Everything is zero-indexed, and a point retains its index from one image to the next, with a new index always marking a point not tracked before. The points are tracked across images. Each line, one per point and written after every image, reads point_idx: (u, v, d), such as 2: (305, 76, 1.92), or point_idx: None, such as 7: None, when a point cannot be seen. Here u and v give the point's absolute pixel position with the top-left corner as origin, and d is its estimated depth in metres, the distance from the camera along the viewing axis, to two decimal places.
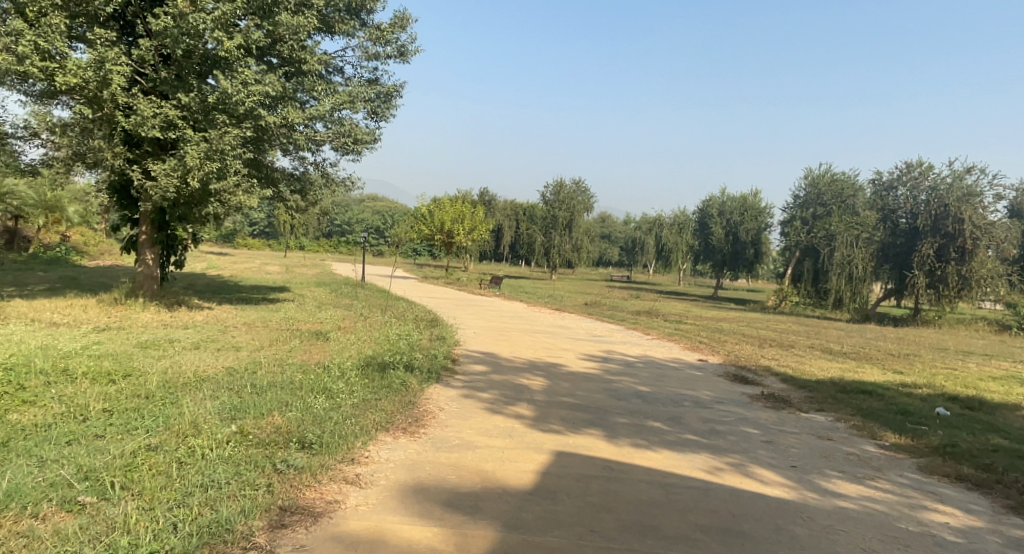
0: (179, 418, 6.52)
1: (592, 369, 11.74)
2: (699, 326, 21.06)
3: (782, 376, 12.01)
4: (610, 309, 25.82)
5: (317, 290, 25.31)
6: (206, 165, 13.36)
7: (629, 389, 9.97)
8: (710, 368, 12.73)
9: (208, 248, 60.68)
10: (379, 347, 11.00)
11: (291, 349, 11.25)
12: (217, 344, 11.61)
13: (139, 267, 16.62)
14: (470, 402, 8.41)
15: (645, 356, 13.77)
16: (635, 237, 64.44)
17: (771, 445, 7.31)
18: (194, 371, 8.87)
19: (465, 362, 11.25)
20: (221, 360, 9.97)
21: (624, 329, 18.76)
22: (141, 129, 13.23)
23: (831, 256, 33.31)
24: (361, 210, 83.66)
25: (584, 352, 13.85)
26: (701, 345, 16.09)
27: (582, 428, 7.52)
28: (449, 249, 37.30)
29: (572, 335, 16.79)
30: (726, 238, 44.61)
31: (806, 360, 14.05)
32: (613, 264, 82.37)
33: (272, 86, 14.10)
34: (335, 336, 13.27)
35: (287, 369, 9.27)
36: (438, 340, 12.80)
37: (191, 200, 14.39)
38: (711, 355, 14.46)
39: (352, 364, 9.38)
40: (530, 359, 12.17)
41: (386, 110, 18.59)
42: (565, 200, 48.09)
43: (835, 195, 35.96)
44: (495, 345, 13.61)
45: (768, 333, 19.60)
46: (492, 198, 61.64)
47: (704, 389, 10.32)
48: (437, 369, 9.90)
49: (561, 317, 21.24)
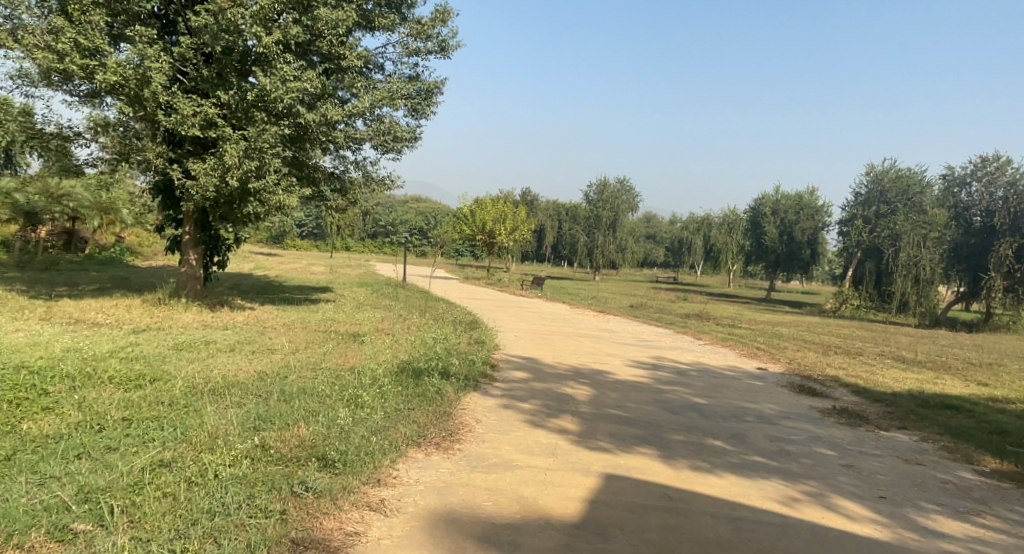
0: (199, 429, 6.03)
1: (642, 377, 11.00)
2: (754, 330, 20.06)
3: (850, 387, 11.09)
4: (658, 312, 24.89)
5: (359, 291, 25.03)
6: (245, 164, 13.05)
7: (683, 400, 9.21)
8: (770, 377, 11.84)
9: (256, 249, 61.50)
10: (415, 351, 10.44)
11: (328, 353, 10.79)
12: (252, 346, 11.24)
13: (183, 266, 16.46)
14: (511, 414, 7.78)
15: (698, 364, 12.94)
16: (682, 237, 62.94)
17: (850, 470, 6.53)
18: (222, 376, 8.43)
19: (506, 368, 10.62)
20: (253, 363, 9.55)
21: (674, 333, 17.89)
22: (181, 128, 13.00)
23: (897, 255, 31.92)
24: (406, 211, 84.01)
25: (632, 357, 13.08)
26: (758, 351, 15.16)
27: (634, 446, 6.84)
28: (491, 249, 36.79)
29: (618, 339, 16.01)
30: (780, 237, 42.94)
31: (878, 370, 13.07)
32: (660, 265, 80.85)
33: (311, 83, 13.73)
34: (374, 339, 12.82)
35: (319, 375, 8.78)
36: (478, 344, 12.20)
37: (231, 200, 14.13)
38: (771, 363, 13.57)
39: (386, 370, 8.84)
40: (575, 366, 11.47)
41: (427, 107, 18.15)
42: (612, 199, 47.14)
43: (899, 192, 34.37)
44: (538, 350, 12.93)
45: (828, 338, 18.50)
46: (535, 198, 61.03)
47: (767, 402, 9.49)
48: (475, 376, 9.29)
49: (607, 320, 20.45)
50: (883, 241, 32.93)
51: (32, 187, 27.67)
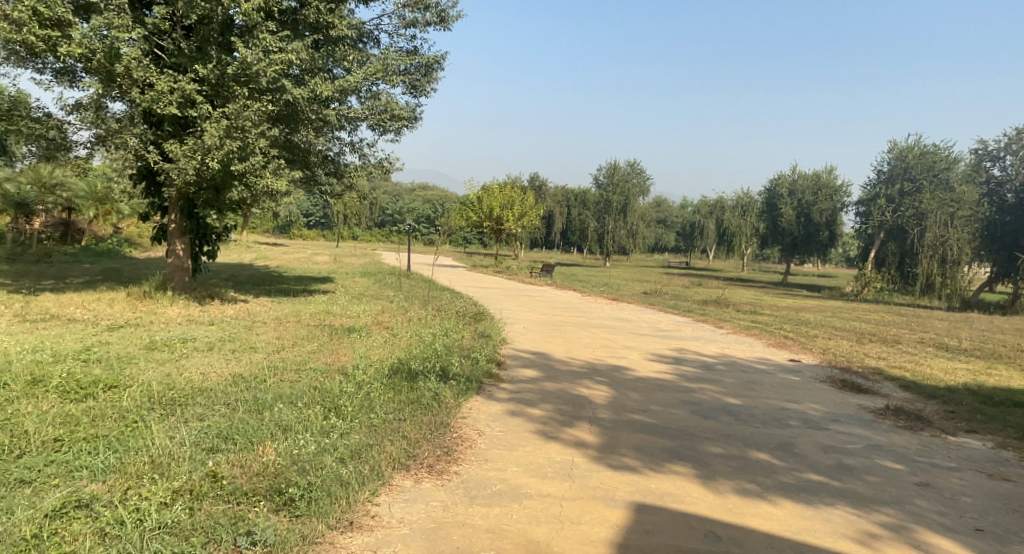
0: (141, 451, 4.99)
1: (665, 373, 9.90)
2: (777, 316, 18.89)
3: (898, 382, 9.94)
4: (674, 299, 23.66)
5: (361, 281, 23.97)
6: (226, 144, 11.97)
7: (715, 402, 8.10)
8: (807, 371, 10.69)
9: (261, 239, 60.59)
10: (413, 349, 9.36)
11: (318, 350, 9.73)
12: (236, 343, 10.17)
13: (169, 257, 15.40)
14: (520, 424, 6.69)
15: (724, 356, 11.81)
16: (694, 221, 61.46)
17: (928, 491, 5.42)
18: (190, 381, 7.38)
19: (513, 366, 9.52)
20: (231, 365, 8.50)
21: (693, 322, 16.73)
22: (157, 106, 11.98)
23: (923, 236, 30.70)
24: (413, 200, 82.85)
25: (652, 350, 11.96)
26: (787, 340, 13.99)
27: (665, 461, 5.77)
28: (499, 236, 35.72)
29: (635, 329, 14.87)
30: (798, 220, 41.51)
31: (922, 360, 11.98)
32: (670, 250, 79.39)
33: (297, 55, 12.69)
34: (372, 333, 11.71)
35: (303, 379, 7.72)
36: (483, 339, 11.11)
37: (215, 185, 13.07)
38: (803, 354, 12.47)
39: (377, 372, 7.77)
40: (590, 362, 10.36)
41: (426, 84, 17.11)
42: (623, 182, 45.86)
43: (925, 169, 32.90)
44: (549, 343, 11.83)
45: (859, 325, 17.28)
46: (544, 183, 59.84)
47: (810, 403, 8.36)
48: (479, 377, 8.21)
49: (621, 308, 19.30)
50: (908, 221, 31.66)
51: (24, 177, 26.67)
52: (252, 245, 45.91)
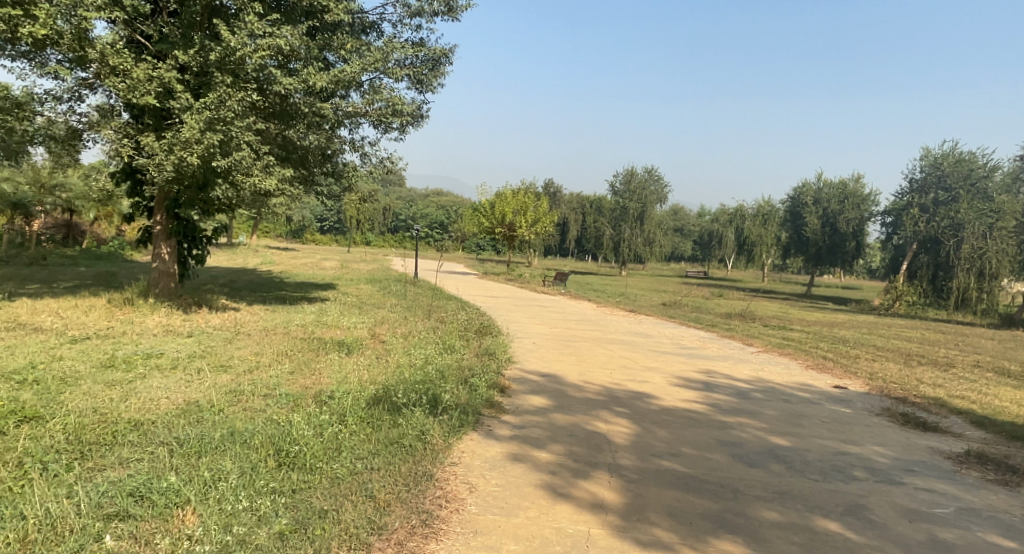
0: (20, 527, 3.85)
1: (694, 402, 8.60)
2: (810, 333, 17.51)
3: (967, 416, 8.60)
4: (694, 311, 22.21)
5: (365, 288, 22.80)
6: (207, 137, 10.70)
7: (759, 445, 6.79)
8: (857, 402, 9.33)
9: (272, 243, 59.80)
10: (402, 373, 8.09)
11: (298, 371, 8.46)
12: (207, 360, 8.90)
13: (154, 261, 14.17)
14: (523, 473, 5.41)
15: (759, 381, 10.45)
16: (713, 230, 59.86)
17: None
18: (130, 413, 6.10)
19: (519, 393, 8.23)
20: (189, 389, 7.24)
21: (719, 339, 15.35)
22: (132, 95, 10.83)
23: (959, 247, 29.66)
24: (426, 205, 81.77)
25: (676, 373, 10.62)
26: (826, 363, 12.61)
27: (711, 538, 4.50)
28: (511, 243, 34.37)
29: (655, 346, 13.51)
30: (823, 229, 40.08)
31: (985, 388, 10.61)
32: (687, 259, 77.66)
33: (288, 41, 11.49)
34: (365, 351, 10.41)
35: (268, 411, 6.44)
36: (487, 360, 9.82)
37: (197, 183, 11.84)
38: (848, 379, 11.13)
39: (355, 402, 6.51)
40: (607, 388, 9.05)
41: (433, 79, 15.93)
42: (641, 188, 44.57)
43: (962, 177, 31.11)
44: (561, 363, 10.53)
45: (901, 344, 15.83)
46: (559, 190, 58.61)
47: (872, 446, 7.04)
48: (476, 408, 6.94)
49: (639, 321, 17.94)
50: (942, 231, 30.44)
51: (21, 176, 25.72)
52: (260, 249, 45.03)
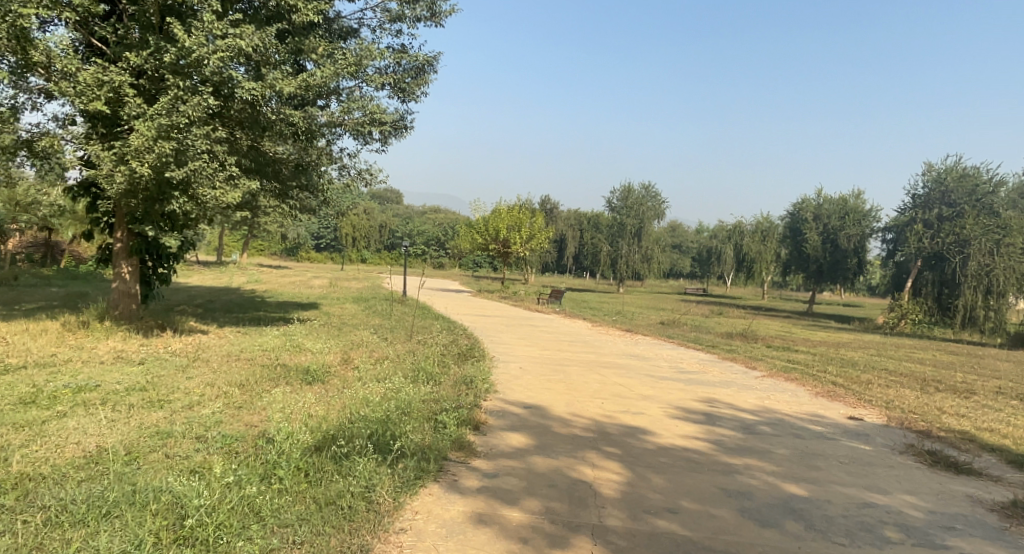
0: None
1: (695, 439, 7.62)
2: (816, 355, 16.56)
3: (1002, 454, 7.65)
4: (694, 331, 21.20)
5: (350, 308, 21.78)
6: (158, 146, 9.69)
7: (771, 496, 5.80)
8: (877, 438, 8.34)
9: (265, 261, 58.79)
10: (361, 409, 7.11)
11: (246, 408, 7.44)
12: (145, 393, 7.89)
13: (115, 281, 13.17)
14: (486, 541, 4.50)
15: (766, 412, 9.45)
16: (712, 247, 58.94)
17: None
18: (23, 466, 5.14)
19: (495, 430, 7.21)
20: (109, 431, 6.24)
21: (720, 362, 14.35)
22: (79, 102, 9.86)
23: (965, 264, 28.79)
24: (423, 222, 80.94)
25: (674, 402, 9.65)
26: (837, 391, 11.63)
27: None
28: (505, 260, 33.44)
29: (652, 371, 12.54)
30: (824, 245, 39.20)
31: (1014, 420, 9.65)
32: (686, 276, 76.69)
33: (251, 41, 10.52)
34: (331, 382, 9.39)
35: (191, 463, 5.45)
36: (464, 391, 8.81)
37: (153, 197, 10.79)
38: (862, 410, 10.17)
39: (295, 449, 5.55)
40: (597, 422, 8.04)
41: (416, 87, 15.01)
42: (638, 205, 43.81)
43: (967, 193, 30.25)
44: (547, 392, 9.52)
45: (914, 367, 14.88)
46: (555, 206, 57.74)
47: (902, 495, 6.07)
48: (441, 452, 5.99)
49: (636, 342, 16.98)
50: (948, 248, 29.61)
51: None
52: (249, 268, 43.99)
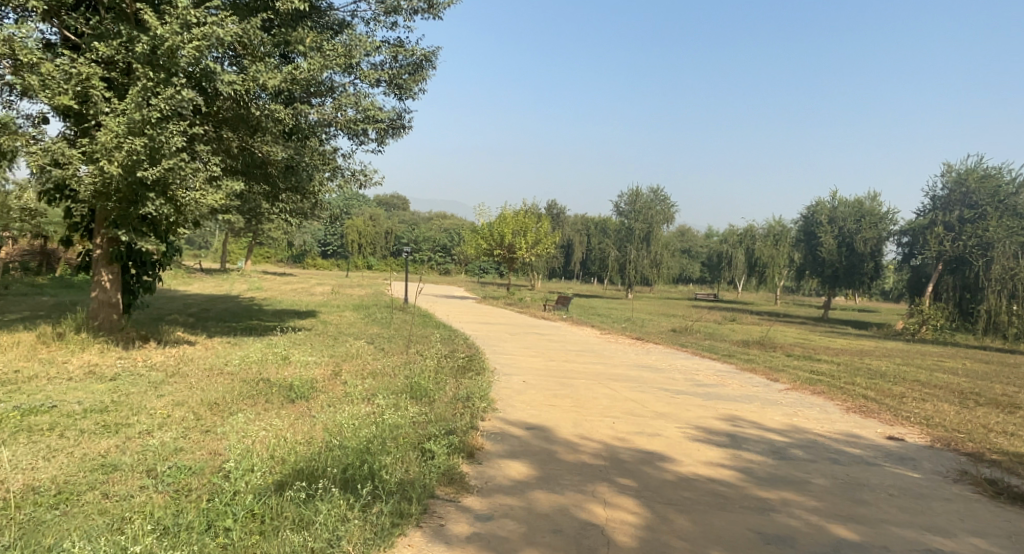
0: None
1: (721, 466, 6.75)
2: (839, 365, 15.66)
3: None
4: (708, 339, 20.30)
5: (349, 316, 20.92)
6: (129, 143, 8.87)
7: (816, 543, 4.97)
8: (923, 463, 7.45)
9: (269, 269, 58.06)
10: (340, 434, 6.25)
11: (211, 432, 6.60)
12: (102, 415, 7.07)
13: (94, 290, 12.33)
14: None
15: (795, 432, 8.57)
16: (721, 251, 57.98)
17: None
18: None
19: (493, 458, 6.36)
20: (44, 464, 5.43)
21: (738, 373, 13.44)
22: (45, 96, 9.04)
23: (989, 268, 27.70)
24: (430, 228, 80.21)
25: (693, 420, 8.78)
26: (868, 406, 10.71)
27: None
28: (512, 266, 32.58)
29: (667, 384, 11.66)
30: (839, 249, 38.17)
31: None
32: (696, 281, 75.58)
33: (231, 30, 9.68)
34: (315, 399, 8.55)
35: (129, 507, 4.65)
36: (459, 410, 7.94)
37: (128, 200, 9.93)
38: (900, 428, 9.28)
39: (252, 489, 4.78)
40: (609, 446, 7.19)
41: (413, 84, 14.14)
42: (647, 209, 42.95)
43: (990, 194, 29.24)
44: (552, 410, 8.65)
45: (946, 378, 13.96)
46: (563, 211, 56.85)
47: (968, 539, 5.23)
48: (427, 488, 5.15)
49: (648, 351, 16.09)
50: (970, 251, 28.60)
51: None
52: (251, 275, 43.21)
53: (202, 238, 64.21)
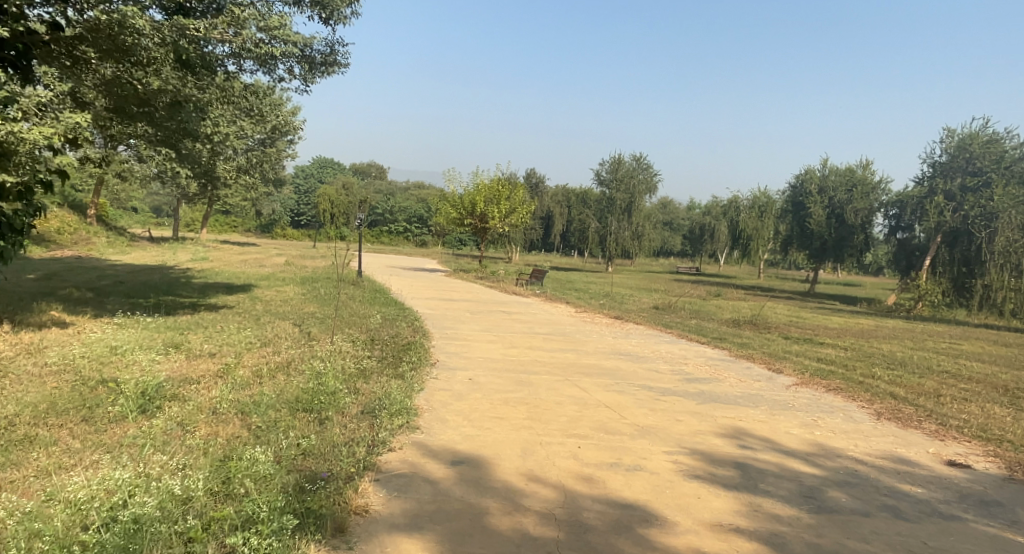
0: None
1: (734, 531, 4.43)
2: (849, 351, 13.40)
3: None
4: (693, 317, 17.95)
5: (290, 291, 18.28)
6: None
7: None
8: (1020, 514, 5.18)
9: (231, 239, 54.73)
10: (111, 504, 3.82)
11: None
12: None
13: None
14: None
15: (825, 457, 6.28)
16: (703, 223, 55.84)
17: None
18: None
19: (379, 532, 3.99)
20: None
21: (735, 363, 11.10)
22: None
23: (992, 240, 25.64)
24: (406, 198, 77.04)
25: (688, 440, 6.43)
26: (904, 411, 8.41)
27: None
28: (483, 237, 29.99)
29: (651, 379, 9.32)
30: (828, 220, 36.03)
31: None
32: (677, 254, 73.57)
33: None
34: (158, 413, 6.06)
35: None
36: (357, 435, 5.51)
37: None
38: (957, 447, 7.02)
39: None
40: (567, 493, 4.83)
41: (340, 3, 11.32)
42: (628, 177, 40.40)
43: (994, 160, 27.14)
44: (495, 429, 6.21)
45: (979, 368, 11.75)
46: (541, 180, 54.09)
47: None
48: None
49: (627, 334, 13.73)
50: (973, 223, 26.53)
51: None
52: (208, 245, 40.11)
53: (163, 203, 60.86)
